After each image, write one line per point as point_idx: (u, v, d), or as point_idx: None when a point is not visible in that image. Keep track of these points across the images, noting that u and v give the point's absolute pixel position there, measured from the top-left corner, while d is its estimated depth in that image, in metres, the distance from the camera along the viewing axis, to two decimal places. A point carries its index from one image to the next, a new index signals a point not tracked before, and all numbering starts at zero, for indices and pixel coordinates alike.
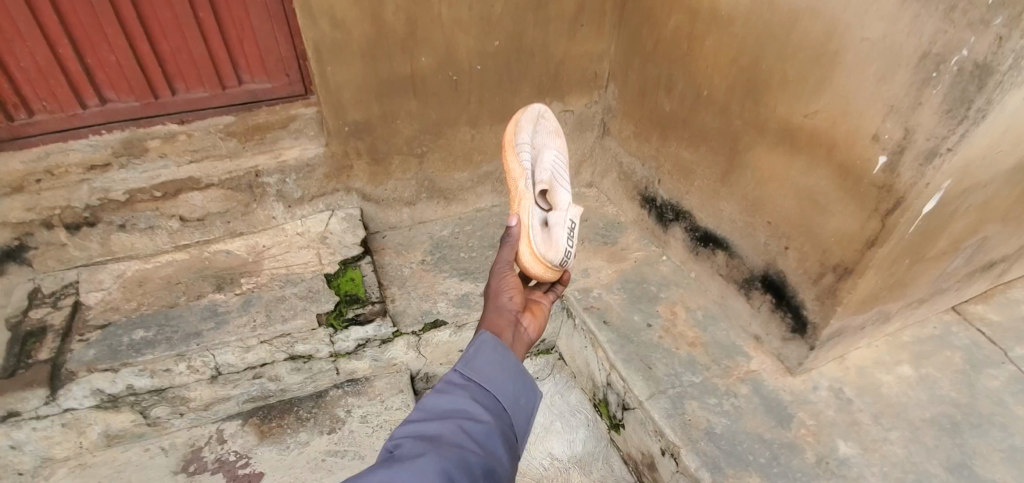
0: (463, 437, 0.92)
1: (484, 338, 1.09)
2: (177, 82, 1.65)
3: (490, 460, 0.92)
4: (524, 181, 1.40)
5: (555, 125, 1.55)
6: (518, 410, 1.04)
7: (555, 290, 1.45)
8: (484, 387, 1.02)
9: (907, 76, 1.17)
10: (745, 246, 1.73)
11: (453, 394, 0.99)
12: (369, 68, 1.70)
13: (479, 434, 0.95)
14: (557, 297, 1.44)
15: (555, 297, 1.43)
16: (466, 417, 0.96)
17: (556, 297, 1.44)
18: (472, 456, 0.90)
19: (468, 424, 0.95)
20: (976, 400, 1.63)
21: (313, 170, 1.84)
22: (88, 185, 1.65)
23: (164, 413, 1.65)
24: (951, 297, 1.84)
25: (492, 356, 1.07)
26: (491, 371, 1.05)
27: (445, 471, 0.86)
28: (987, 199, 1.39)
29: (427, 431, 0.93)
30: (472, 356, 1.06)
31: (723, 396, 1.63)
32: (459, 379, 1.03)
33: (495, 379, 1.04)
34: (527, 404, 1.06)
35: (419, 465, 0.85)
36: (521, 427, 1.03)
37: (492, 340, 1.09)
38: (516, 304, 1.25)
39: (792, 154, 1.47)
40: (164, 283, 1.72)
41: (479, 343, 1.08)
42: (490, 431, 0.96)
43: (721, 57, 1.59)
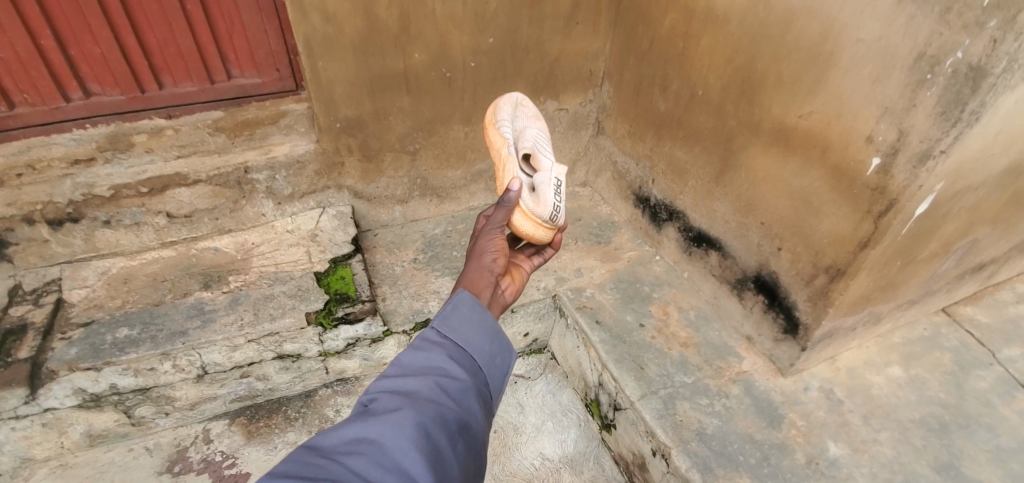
0: (440, 394, 0.88)
1: (462, 296, 1.04)
2: (165, 76, 1.61)
3: (467, 418, 0.88)
4: (507, 148, 1.41)
5: (533, 111, 1.55)
6: (495, 369, 1.00)
7: (542, 254, 1.43)
8: (461, 345, 0.98)
9: (902, 78, 1.16)
10: (738, 247, 1.72)
11: (430, 350, 0.94)
12: (361, 63, 1.68)
13: (456, 390, 0.90)
14: (544, 260, 1.44)
15: (540, 260, 1.43)
16: (442, 374, 0.92)
17: (542, 260, 1.43)
18: (449, 412, 0.86)
19: (445, 380, 0.91)
20: (964, 401, 1.64)
21: (303, 167, 1.82)
22: (71, 180, 1.62)
23: (149, 412, 1.63)
24: (941, 299, 1.85)
25: (470, 314, 1.02)
26: (468, 328, 1.00)
27: (422, 426, 0.81)
28: (978, 201, 1.39)
29: (403, 386, 0.88)
30: (449, 313, 1.01)
31: (715, 397, 1.63)
32: (435, 336, 0.98)
33: (472, 336, 0.99)
34: (504, 363, 1.02)
35: (395, 419, 0.81)
36: (497, 386, 1.00)
37: (470, 298, 1.04)
38: (498, 266, 1.22)
39: (786, 155, 1.46)
40: (150, 281, 1.70)
41: (456, 301, 1.03)
42: (468, 388, 0.92)
43: (717, 56, 1.58)
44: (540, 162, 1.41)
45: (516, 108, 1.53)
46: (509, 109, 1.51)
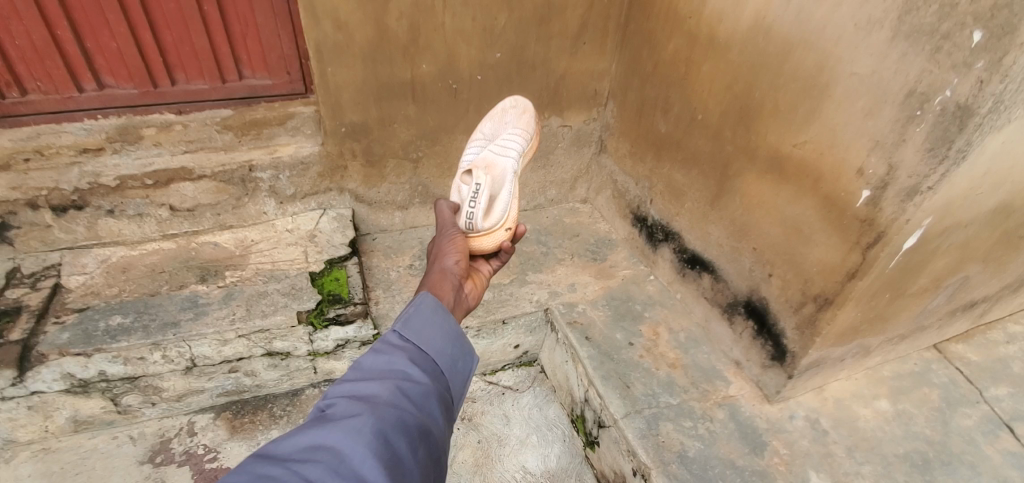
0: (400, 397, 0.93)
1: (424, 300, 1.10)
2: (178, 73, 1.66)
3: (426, 422, 0.93)
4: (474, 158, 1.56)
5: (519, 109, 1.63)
6: (454, 373, 1.06)
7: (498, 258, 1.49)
8: (422, 349, 1.04)
9: (893, 113, 1.18)
10: (730, 271, 1.73)
11: (390, 355, 0.99)
12: (369, 71, 1.72)
13: (416, 394, 0.95)
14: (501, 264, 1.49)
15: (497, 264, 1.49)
16: (403, 377, 0.97)
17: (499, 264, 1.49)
18: (408, 416, 0.91)
19: (405, 384, 0.96)
20: (950, 438, 1.63)
21: (307, 168, 1.85)
22: (79, 169, 1.66)
23: (136, 401, 1.65)
24: (932, 335, 1.85)
25: (432, 319, 1.08)
26: (430, 332, 1.06)
27: (381, 430, 0.86)
28: (968, 238, 1.40)
29: (363, 390, 0.92)
30: (412, 317, 1.07)
31: (699, 419, 1.63)
32: (396, 340, 1.03)
33: (433, 341, 1.05)
34: (464, 367, 1.08)
35: (353, 424, 0.85)
36: (456, 390, 1.06)
37: (431, 303, 1.10)
38: (460, 269, 1.28)
39: (780, 182, 1.48)
40: (148, 271, 1.72)
41: (418, 305, 1.09)
42: (427, 392, 0.97)
43: (716, 82, 1.61)
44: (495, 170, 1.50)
45: (500, 112, 1.65)
46: (495, 116, 1.65)
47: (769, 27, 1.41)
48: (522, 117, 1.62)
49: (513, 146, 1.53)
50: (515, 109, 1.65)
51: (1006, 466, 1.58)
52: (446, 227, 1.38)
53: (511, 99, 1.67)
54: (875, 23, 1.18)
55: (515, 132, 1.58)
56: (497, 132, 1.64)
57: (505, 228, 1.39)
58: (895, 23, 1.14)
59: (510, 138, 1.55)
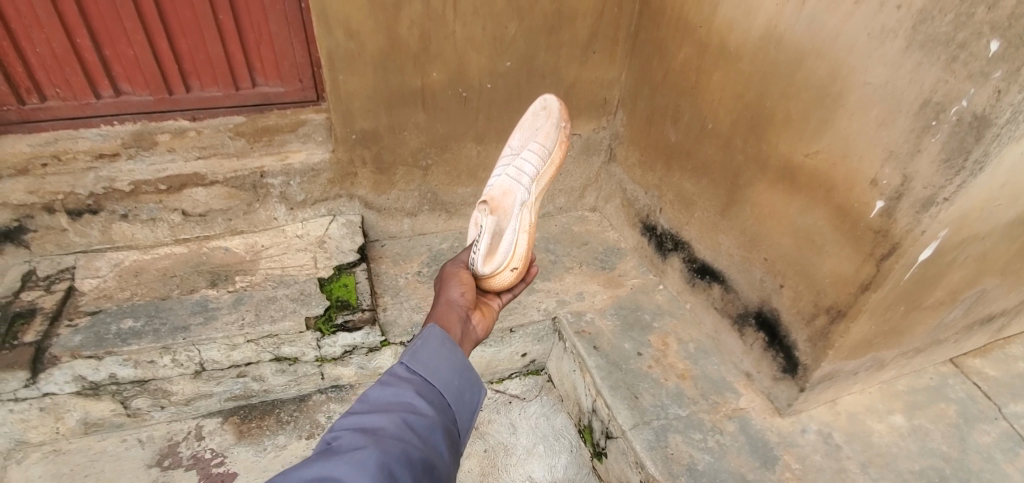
0: (406, 431, 0.94)
1: (432, 331, 1.12)
2: (192, 80, 1.68)
3: (431, 456, 0.94)
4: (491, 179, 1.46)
5: (545, 125, 1.46)
6: (461, 405, 1.07)
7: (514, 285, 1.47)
8: (429, 382, 1.05)
9: (907, 122, 1.17)
10: (741, 282, 1.71)
11: (397, 387, 1.01)
12: (380, 79, 1.73)
13: (422, 427, 0.96)
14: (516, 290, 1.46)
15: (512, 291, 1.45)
16: (409, 410, 0.98)
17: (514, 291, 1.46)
18: (413, 450, 0.91)
19: (411, 417, 0.97)
20: (967, 455, 1.59)
21: (317, 174, 1.86)
22: (95, 174, 1.68)
23: (145, 404, 1.66)
24: (948, 349, 1.81)
25: (439, 350, 1.09)
26: (437, 364, 1.07)
27: (385, 464, 0.86)
28: (985, 251, 1.38)
29: (369, 423, 0.94)
30: (419, 349, 1.08)
31: (709, 432, 1.60)
32: (403, 372, 1.05)
33: (441, 373, 1.07)
34: (470, 399, 1.09)
35: (358, 458, 0.86)
36: (462, 423, 1.06)
37: (439, 334, 1.11)
38: (466, 301, 1.28)
39: (792, 192, 1.46)
40: (159, 275, 1.74)
41: (426, 337, 1.10)
42: (433, 425, 0.98)
43: (727, 91, 1.60)
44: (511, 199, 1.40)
45: (526, 119, 1.50)
46: (522, 125, 1.51)
47: (781, 36, 1.40)
48: (547, 124, 1.47)
49: (529, 167, 1.41)
50: (542, 114, 1.49)
51: None
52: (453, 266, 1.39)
53: (539, 102, 1.50)
54: (889, 32, 1.16)
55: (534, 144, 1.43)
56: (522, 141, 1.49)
57: (509, 269, 1.36)
58: (909, 32, 1.13)
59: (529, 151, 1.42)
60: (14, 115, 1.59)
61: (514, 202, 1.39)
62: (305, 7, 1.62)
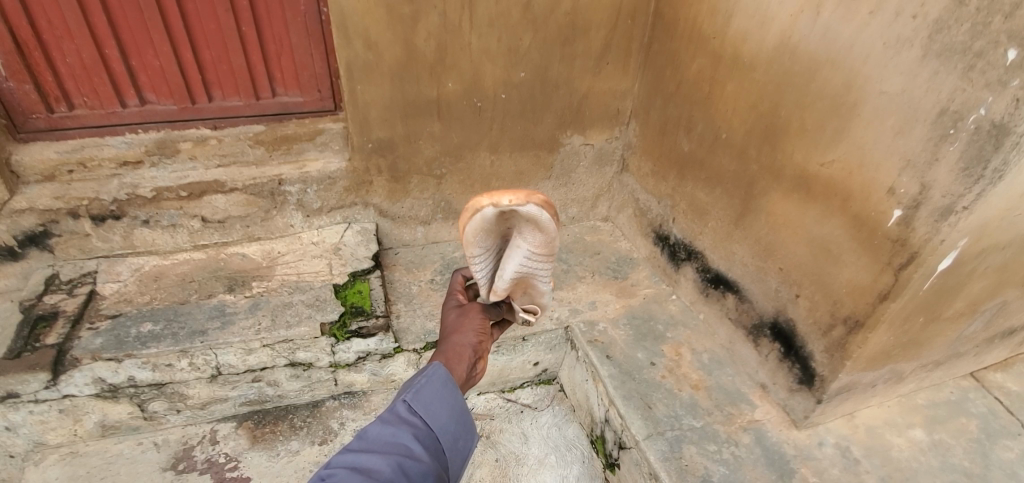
0: (401, 474, 0.94)
1: (435, 372, 1.12)
2: (215, 90, 1.73)
3: None
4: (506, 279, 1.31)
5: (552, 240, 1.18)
6: (454, 451, 1.08)
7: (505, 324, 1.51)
8: (427, 424, 1.06)
9: (925, 131, 1.17)
10: (756, 292, 1.70)
11: (397, 427, 1.02)
12: (397, 89, 1.76)
13: (417, 471, 0.97)
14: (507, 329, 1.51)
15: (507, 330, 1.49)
16: (406, 453, 0.98)
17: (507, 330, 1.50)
18: None
19: (408, 461, 0.97)
20: (990, 472, 1.56)
21: (333, 183, 1.89)
22: (119, 180, 1.73)
23: (162, 408, 1.68)
24: (969, 362, 1.78)
25: (440, 392, 1.10)
26: (437, 406, 1.08)
27: None
28: (1006, 261, 1.36)
29: (365, 462, 0.94)
30: (422, 388, 1.09)
31: (723, 443, 1.59)
32: (403, 411, 1.05)
33: (439, 416, 1.08)
34: (463, 446, 1.10)
35: None
36: (453, 468, 1.07)
37: (443, 375, 1.12)
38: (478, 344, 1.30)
39: (807, 201, 1.46)
40: (178, 280, 1.77)
41: (430, 376, 1.11)
42: (428, 471, 0.99)
43: (742, 101, 1.61)
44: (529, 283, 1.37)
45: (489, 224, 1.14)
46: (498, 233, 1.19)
47: (795, 47, 1.41)
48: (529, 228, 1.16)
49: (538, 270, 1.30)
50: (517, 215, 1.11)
51: None
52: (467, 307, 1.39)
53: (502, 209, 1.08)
54: (904, 42, 1.17)
55: (532, 252, 1.22)
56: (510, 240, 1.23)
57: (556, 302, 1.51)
58: (925, 41, 1.13)
59: (534, 259, 1.23)
60: (44, 123, 1.65)
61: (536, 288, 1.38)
62: (325, 19, 1.66)
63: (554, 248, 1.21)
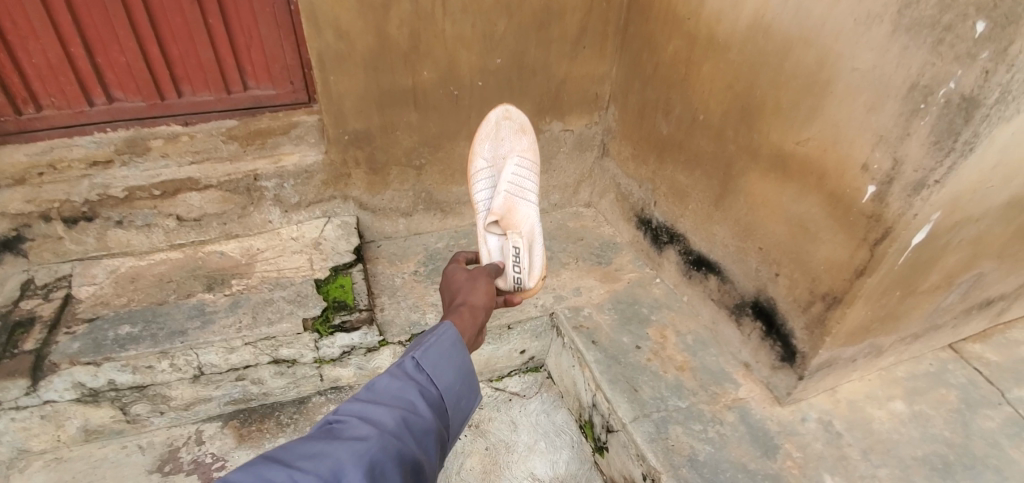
0: (405, 430, 0.96)
1: (446, 331, 1.11)
2: (184, 85, 1.69)
3: (424, 459, 0.97)
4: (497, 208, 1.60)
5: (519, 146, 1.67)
6: (455, 412, 1.09)
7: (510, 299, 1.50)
8: (432, 382, 1.06)
9: (896, 106, 1.17)
10: (737, 272, 1.71)
11: (404, 382, 1.03)
12: (370, 79, 1.73)
13: (420, 429, 0.99)
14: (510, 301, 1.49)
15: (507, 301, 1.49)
16: (410, 409, 1.00)
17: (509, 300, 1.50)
18: (408, 449, 0.94)
19: (413, 416, 0.99)
20: (970, 441, 1.60)
21: (311, 176, 1.86)
22: (89, 181, 1.68)
23: (145, 410, 1.66)
24: (947, 334, 1.81)
25: (450, 352, 1.09)
26: (444, 366, 1.08)
27: (381, 461, 0.90)
28: (979, 233, 1.39)
29: (371, 413, 0.96)
30: (431, 346, 1.08)
31: (709, 422, 1.60)
32: (411, 368, 1.05)
33: (446, 376, 1.07)
34: (464, 406, 1.11)
35: (358, 448, 0.89)
36: (453, 428, 1.08)
37: (453, 334, 1.11)
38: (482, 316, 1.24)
39: (784, 180, 1.47)
40: (156, 280, 1.74)
41: (441, 334, 1.10)
42: (431, 429, 1.00)
43: (718, 82, 1.60)
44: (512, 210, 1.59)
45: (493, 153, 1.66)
46: (487, 135, 1.66)
47: (768, 26, 1.41)
48: (523, 136, 1.67)
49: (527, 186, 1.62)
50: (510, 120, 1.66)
51: None
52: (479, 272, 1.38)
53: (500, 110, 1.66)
54: (874, 17, 1.17)
55: (520, 157, 1.65)
56: (500, 154, 1.67)
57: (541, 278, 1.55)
58: (895, 16, 1.14)
59: (530, 177, 1.63)
60: (11, 126, 1.61)
61: (527, 214, 1.57)
62: (294, 10, 1.62)
63: (535, 156, 1.67)
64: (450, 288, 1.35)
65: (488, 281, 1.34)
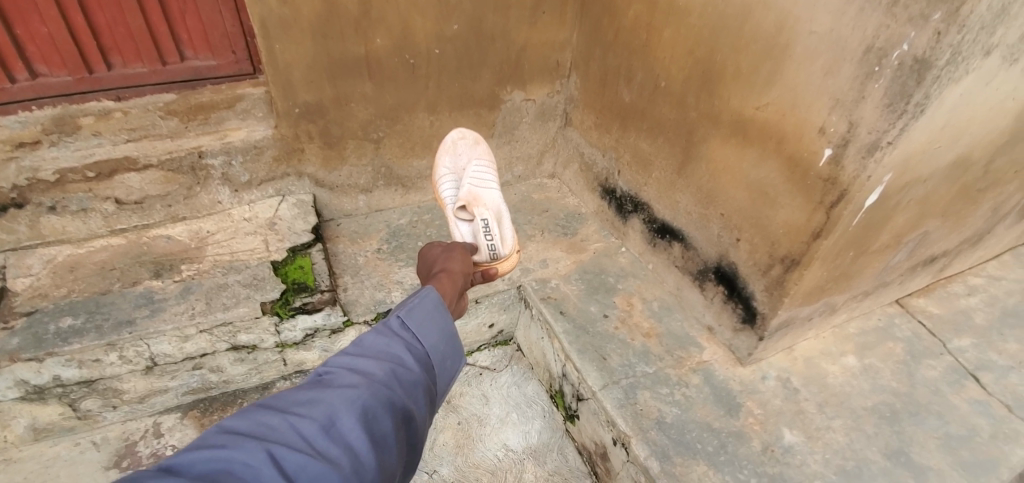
0: (393, 380, 0.99)
1: (428, 293, 1.15)
2: (115, 57, 1.54)
3: (412, 408, 1.00)
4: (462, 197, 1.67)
5: (475, 156, 1.78)
6: (443, 369, 1.11)
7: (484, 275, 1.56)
8: (418, 339, 1.09)
9: (852, 69, 1.19)
10: (699, 239, 1.74)
11: (390, 338, 1.06)
12: (320, 47, 1.64)
13: (408, 380, 1.02)
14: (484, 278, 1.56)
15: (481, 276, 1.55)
16: (398, 363, 1.03)
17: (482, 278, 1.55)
18: (396, 397, 0.98)
19: (400, 369, 1.02)
20: (915, 389, 1.70)
21: (261, 152, 1.77)
22: (16, 164, 1.54)
23: (96, 406, 1.58)
24: (895, 290, 1.90)
25: (433, 312, 1.13)
26: (430, 325, 1.11)
27: (370, 406, 0.93)
28: (926, 193, 1.45)
29: (360, 365, 1.00)
30: (415, 307, 1.11)
31: (676, 386, 1.65)
32: (397, 325, 1.09)
33: (431, 335, 1.11)
34: (452, 365, 1.13)
35: (348, 395, 0.93)
36: (442, 384, 1.11)
37: (435, 296, 1.15)
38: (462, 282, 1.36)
39: (744, 146, 1.48)
40: (98, 269, 1.63)
41: (423, 297, 1.14)
42: (418, 381, 1.03)
43: (679, 48, 1.59)
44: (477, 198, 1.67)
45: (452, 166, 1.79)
46: (446, 151, 1.81)
47: None
48: (477, 147, 1.80)
49: (488, 178, 1.73)
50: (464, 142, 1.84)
51: (973, 414, 1.66)
52: (454, 246, 1.50)
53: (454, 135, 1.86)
54: None
55: (478, 162, 1.76)
56: (461, 165, 1.79)
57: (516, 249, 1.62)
58: None
59: (488, 174, 1.74)
60: None
61: (491, 196, 1.67)
62: None
63: (490, 161, 1.79)
64: (427, 260, 1.46)
65: (463, 252, 1.46)
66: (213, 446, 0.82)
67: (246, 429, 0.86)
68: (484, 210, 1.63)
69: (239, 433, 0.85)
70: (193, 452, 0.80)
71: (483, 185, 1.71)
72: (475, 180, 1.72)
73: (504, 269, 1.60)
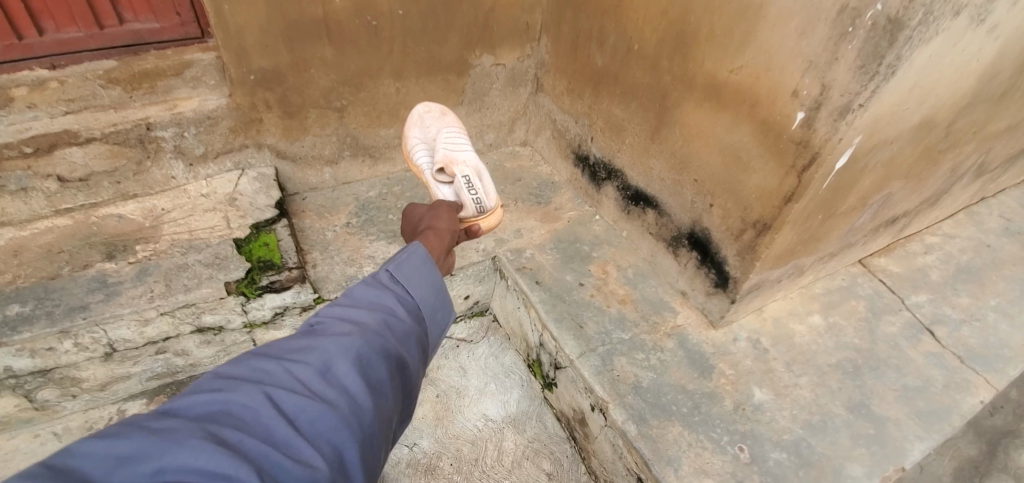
0: (385, 329, 0.95)
1: (416, 248, 1.11)
2: (45, 21, 1.39)
3: (406, 357, 0.96)
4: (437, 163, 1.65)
5: (445, 122, 1.76)
6: (433, 323, 1.07)
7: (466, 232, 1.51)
8: (408, 291, 1.04)
9: (826, 30, 1.17)
10: (673, 205, 1.74)
11: (380, 288, 1.01)
12: (274, 9, 1.53)
13: (400, 329, 0.98)
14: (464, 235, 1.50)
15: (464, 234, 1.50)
16: (389, 312, 0.99)
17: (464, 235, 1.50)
18: (390, 346, 0.94)
19: (392, 319, 0.98)
20: (876, 345, 1.77)
21: (215, 123, 1.66)
22: None
23: (54, 396, 1.50)
24: (858, 251, 1.96)
25: (422, 265, 1.09)
26: (419, 277, 1.07)
27: (365, 353, 0.89)
28: (892, 155, 1.47)
29: (352, 314, 0.95)
30: (405, 261, 1.07)
31: (651, 351, 1.67)
32: (387, 278, 1.04)
33: (422, 287, 1.06)
34: (442, 319, 1.10)
35: (341, 342, 0.89)
36: (433, 338, 1.07)
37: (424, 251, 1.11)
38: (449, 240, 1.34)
39: (717, 110, 1.47)
40: (44, 252, 1.52)
41: (411, 251, 1.10)
42: (410, 331, 0.99)
43: (652, 8, 1.55)
44: (453, 160, 1.64)
45: (422, 136, 1.75)
46: (414, 124, 1.76)
47: None
48: (443, 116, 1.77)
49: (461, 141, 1.70)
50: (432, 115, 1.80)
51: (928, 366, 1.75)
52: (440, 203, 1.47)
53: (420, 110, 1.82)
54: None
55: (449, 128, 1.73)
56: (432, 136, 1.75)
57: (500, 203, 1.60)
58: None
59: (461, 137, 1.71)
60: None
61: (468, 156, 1.65)
62: None
63: (459, 126, 1.76)
64: (411, 220, 1.44)
65: (449, 209, 1.44)
66: (208, 391, 0.77)
67: (242, 373, 0.82)
68: (465, 168, 1.61)
69: (234, 378, 0.81)
70: (188, 396, 0.76)
71: (457, 146, 1.68)
72: (447, 144, 1.68)
73: (489, 223, 1.56)
